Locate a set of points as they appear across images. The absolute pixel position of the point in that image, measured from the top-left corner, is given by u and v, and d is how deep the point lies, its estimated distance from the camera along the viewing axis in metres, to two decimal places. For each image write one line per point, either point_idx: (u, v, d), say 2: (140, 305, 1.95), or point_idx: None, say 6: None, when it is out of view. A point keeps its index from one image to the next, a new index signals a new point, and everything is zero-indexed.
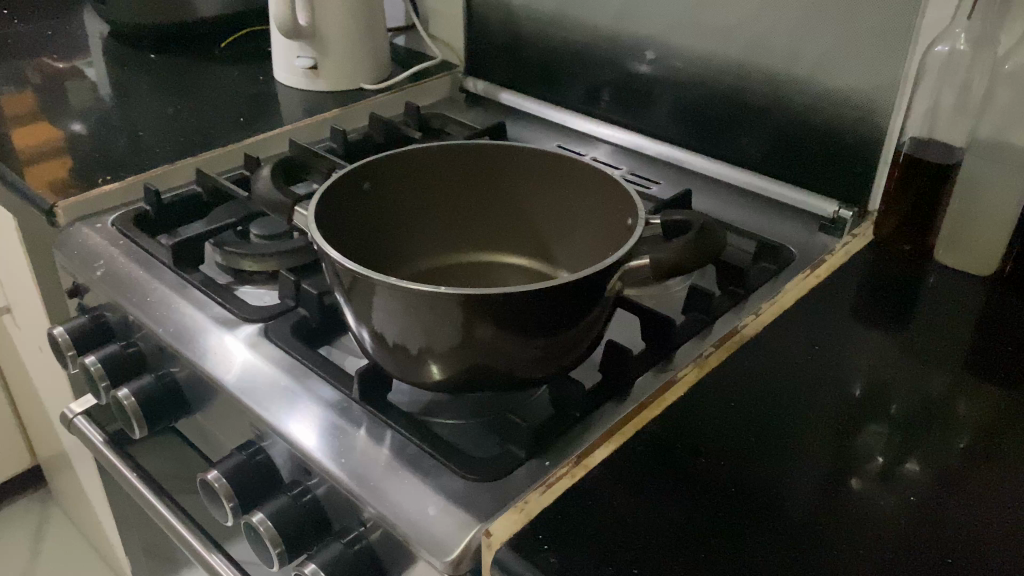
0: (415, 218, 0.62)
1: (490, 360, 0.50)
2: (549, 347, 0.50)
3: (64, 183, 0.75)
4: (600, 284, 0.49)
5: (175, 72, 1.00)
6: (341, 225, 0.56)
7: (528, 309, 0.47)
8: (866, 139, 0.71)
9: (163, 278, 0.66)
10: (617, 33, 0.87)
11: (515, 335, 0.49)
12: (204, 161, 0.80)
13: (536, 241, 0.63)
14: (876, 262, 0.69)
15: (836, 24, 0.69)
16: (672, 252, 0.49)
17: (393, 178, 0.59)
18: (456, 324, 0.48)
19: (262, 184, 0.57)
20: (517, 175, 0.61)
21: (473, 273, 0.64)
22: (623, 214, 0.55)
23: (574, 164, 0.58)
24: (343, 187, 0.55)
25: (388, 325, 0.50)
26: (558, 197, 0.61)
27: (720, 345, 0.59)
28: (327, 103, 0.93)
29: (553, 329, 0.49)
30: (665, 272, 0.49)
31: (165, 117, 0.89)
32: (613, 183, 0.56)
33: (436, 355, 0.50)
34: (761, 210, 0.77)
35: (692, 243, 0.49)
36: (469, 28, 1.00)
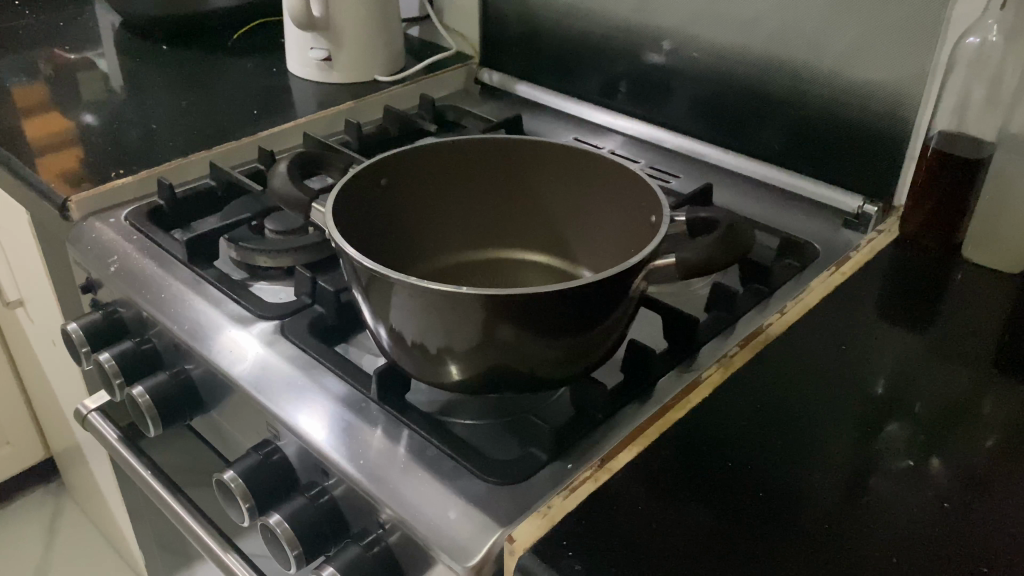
0: (431, 215, 0.61)
1: (512, 361, 0.49)
2: (571, 348, 0.49)
3: (76, 177, 0.74)
4: (625, 283, 0.47)
5: (187, 64, 0.99)
6: (358, 223, 0.55)
7: (552, 309, 0.46)
8: (893, 133, 0.70)
9: (178, 275, 0.65)
10: (635, 24, 0.85)
11: (537, 334, 0.48)
12: (217, 155, 0.79)
13: (558, 239, 0.62)
14: (902, 258, 0.67)
15: (862, 15, 0.68)
16: (698, 252, 0.47)
17: (411, 174, 0.58)
18: (476, 324, 0.47)
19: (279, 180, 0.55)
20: (539, 171, 0.60)
21: (493, 272, 0.63)
22: (645, 210, 0.54)
23: (598, 159, 0.57)
24: (360, 184, 0.54)
25: (407, 324, 0.49)
26: (578, 192, 0.59)
27: (745, 345, 0.58)
28: (341, 95, 0.91)
29: (576, 329, 0.48)
30: (691, 271, 0.47)
31: (178, 110, 0.88)
32: (636, 178, 0.54)
33: (456, 354, 0.49)
34: (784, 205, 0.76)
35: (719, 241, 0.48)
36: (484, 18, 0.99)
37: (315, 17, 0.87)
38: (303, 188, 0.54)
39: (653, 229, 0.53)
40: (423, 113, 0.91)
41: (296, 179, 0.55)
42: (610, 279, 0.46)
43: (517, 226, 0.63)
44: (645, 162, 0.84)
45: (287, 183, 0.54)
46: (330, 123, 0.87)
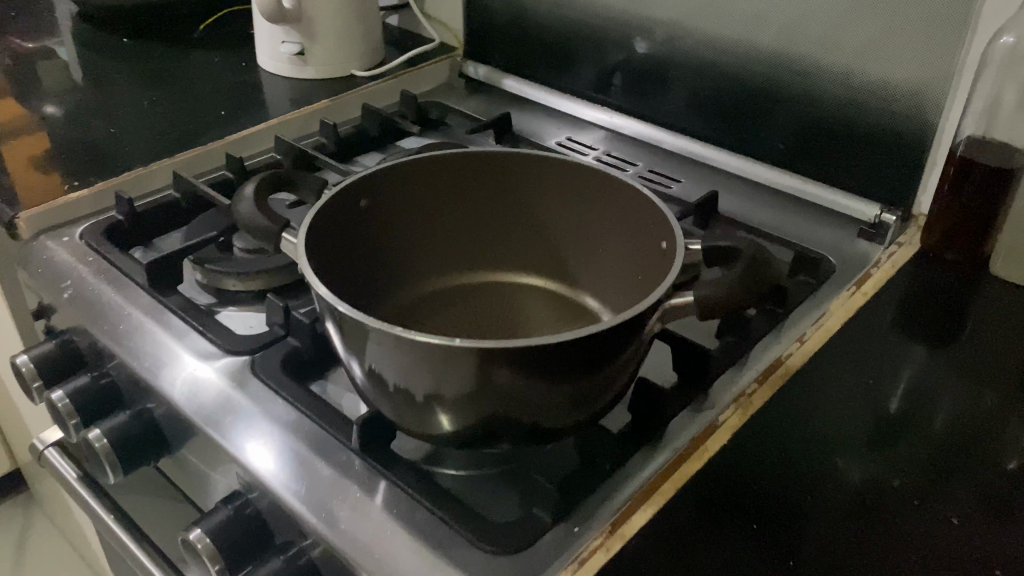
0: (415, 238, 0.55)
1: (510, 409, 0.44)
2: (576, 396, 0.44)
3: (56, 181, 0.69)
4: (639, 325, 0.42)
5: (150, 57, 0.92)
6: (334, 251, 0.50)
7: (555, 358, 0.41)
8: (913, 136, 0.65)
9: (139, 302, 0.59)
10: (633, 16, 0.79)
11: (539, 380, 0.42)
12: (181, 162, 0.73)
13: (557, 261, 0.57)
14: (923, 278, 0.64)
15: (883, 8, 0.62)
16: (719, 288, 0.42)
17: (394, 193, 0.52)
18: (471, 372, 0.42)
19: (245, 209, 0.48)
20: (536, 188, 0.54)
21: (486, 298, 0.57)
22: (655, 235, 0.49)
23: (602, 177, 0.51)
24: (337, 208, 0.49)
25: (392, 371, 0.44)
26: (576, 211, 0.54)
27: (764, 380, 0.53)
28: (316, 93, 0.85)
29: (582, 377, 0.43)
30: (711, 311, 0.42)
31: (140, 110, 0.81)
32: (645, 200, 0.49)
33: (448, 404, 0.44)
34: (795, 212, 0.70)
35: (742, 277, 0.43)
36: (470, 7, 0.92)
37: (286, 8, 0.80)
38: (273, 215, 0.48)
39: (664, 257, 0.48)
40: (405, 110, 0.84)
41: (265, 205, 0.49)
42: (620, 324, 0.41)
43: (511, 246, 0.57)
44: (643, 165, 0.78)
45: (255, 210, 0.48)
46: (304, 123, 0.81)
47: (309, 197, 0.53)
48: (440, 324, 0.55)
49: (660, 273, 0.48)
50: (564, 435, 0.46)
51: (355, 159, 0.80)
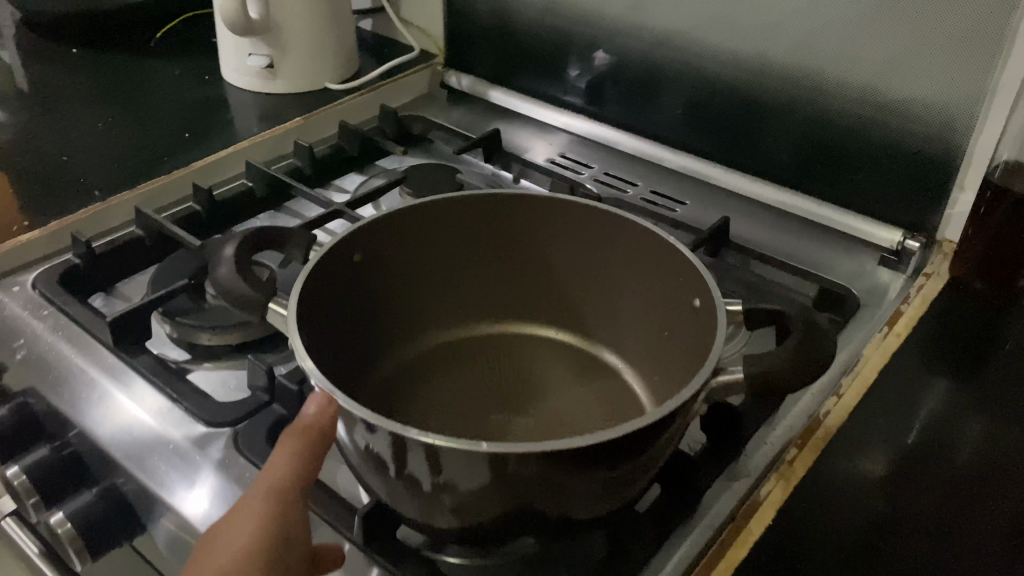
0: (418, 286, 0.51)
1: (535, 505, 0.38)
2: (607, 489, 0.38)
3: (5, 193, 0.66)
4: (682, 411, 0.37)
5: (103, 71, 0.85)
6: (323, 316, 0.44)
7: (590, 457, 0.36)
8: (938, 159, 0.60)
9: (102, 365, 0.54)
10: (628, 25, 0.74)
11: (570, 472, 0.36)
12: (144, 195, 0.66)
13: (572, 311, 0.52)
14: (952, 315, 0.60)
15: (907, 22, 0.57)
16: (771, 362, 0.37)
17: (394, 241, 0.47)
18: (491, 472, 0.36)
19: (224, 274, 0.42)
20: (552, 233, 0.49)
21: (496, 349, 0.53)
22: (686, 292, 0.44)
23: (625, 226, 0.46)
24: (325, 269, 0.43)
25: (397, 467, 0.38)
26: (590, 257, 0.49)
27: (803, 446, 0.48)
28: (288, 111, 0.79)
29: (616, 471, 0.38)
30: (760, 390, 0.37)
31: (94, 133, 0.74)
32: (673, 252, 0.44)
33: (462, 501, 0.38)
34: (810, 238, 0.66)
35: (796, 352, 0.38)
36: (450, 12, 0.86)
37: (252, 19, 0.74)
38: (256, 282, 0.42)
39: (696, 316, 0.43)
40: (384, 126, 0.78)
41: (247, 268, 0.43)
42: (664, 417, 0.36)
43: (524, 292, 0.53)
44: (644, 185, 0.73)
45: (235, 275, 0.42)
46: (274, 145, 0.75)
47: (297, 253, 0.47)
48: (444, 384, 0.50)
49: (691, 335, 0.44)
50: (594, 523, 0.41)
51: (333, 183, 0.74)
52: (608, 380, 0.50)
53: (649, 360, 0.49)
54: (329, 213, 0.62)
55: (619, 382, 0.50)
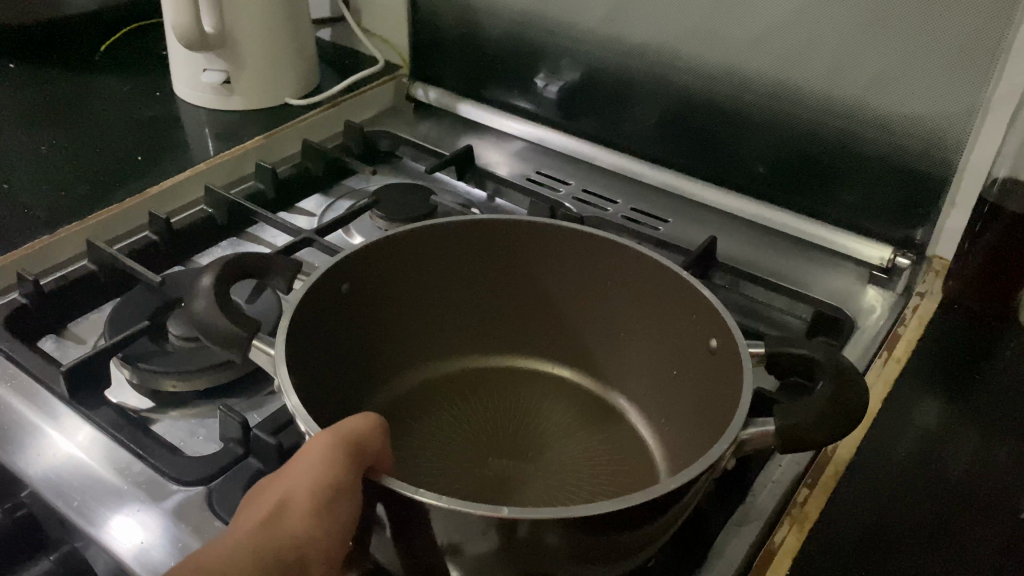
0: (411, 317, 0.49)
1: (546, 566, 0.35)
2: (628, 549, 0.35)
3: None
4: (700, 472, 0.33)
5: (43, 89, 0.80)
6: (303, 362, 0.41)
7: (613, 523, 0.32)
8: (929, 177, 0.59)
9: (55, 415, 0.49)
10: (603, 38, 0.71)
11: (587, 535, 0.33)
12: (96, 225, 0.62)
13: (577, 348, 0.51)
14: (946, 341, 0.59)
15: (898, 38, 0.55)
16: (804, 418, 0.35)
17: (384, 271, 0.46)
18: (501, 538, 0.33)
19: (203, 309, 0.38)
20: (553, 265, 0.48)
21: (496, 384, 0.52)
22: (702, 327, 0.42)
23: (631, 261, 0.45)
24: (305, 311, 0.40)
25: (398, 532, 0.34)
26: (595, 292, 0.48)
27: (817, 486, 0.46)
28: (247, 130, 0.74)
29: (638, 534, 0.35)
30: (791, 445, 0.35)
31: (37, 158, 0.69)
32: (688, 289, 0.43)
33: (469, 568, 0.35)
34: (797, 257, 0.64)
35: (828, 403, 0.35)
36: (415, 22, 0.82)
37: (207, 33, 0.69)
38: (235, 316, 0.38)
39: (715, 357, 0.41)
40: (349, 143, 0.75)
41: (227, 301, 0.39)
42: (689, 479, 0.33)
43: (526, 326, 0.52)
44: (624, 203, 0.71)
45: (214, 312, 0.38)
46: (235, 165, 0.71)
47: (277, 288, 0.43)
48: (436, 419, 0.49)
49: (709, 374, 0.42)
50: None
51: (297, 206, 0.70)
52: (609, 424, 0.49)
53: (655, 400, 0.48)
54: (298, 242, 0.59)
55: (625, 424, 0.49)
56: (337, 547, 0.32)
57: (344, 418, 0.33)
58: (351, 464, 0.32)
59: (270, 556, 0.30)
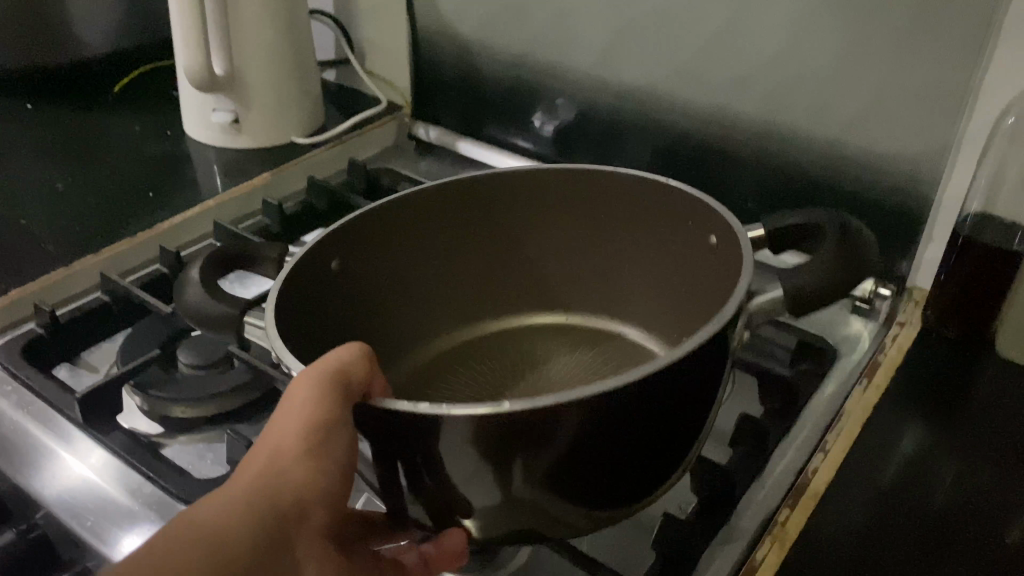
0: (405, 283, 0.55)
1: (557, 484, 0.36)
2: (631, 466, 0.36)
3: None
4: (690, 377, 0.35)
5: (59, 128, 0.83)
6: (309, 324, 0.45)
7: (618, 441, 0.35)
8: (907, 211, 0.61)
9: (69, 440, 0.51)
10: (595, 80, 0.73)
11: (596, 462, 0.35)
12: (109, 259, 0.65)
13: (551, 294, 0.59)
14: (928, 365, 0.60)
15: (872, 80, 0.59)
16: (816, 275, 0.41)
17: (380, 237, 0.52)
18: (481, 447, 0.34)
19: (190, 295, 0.45)
20: (530, 215, 0.56)
21: (488, 346, 0.59)
22: (693, 226, 0.49)
23: (611, 183, 0.53)
24: (308, 265, 0.45)
25: (397, 457, 0.35)
26: (569, 234, 0.56)
27: (796, 504, 0.48)
28: (254, 167, 0.77)
29: (634, 451, 0.36)
30: (807, 301, 0.41)
31: (53, 194, 0.72)
32: (667, 196, 0.50)
33: (483, 517, 0.37)
34: (786, 291, 0.67)
35: (835, 259, 0.42)
36: (416, 64, 0.85)
37: (217, 75, 0.73)
38: (228, 299, 0.44)
39: (715, 251, 0.48)
40: (352, 180, 0.78)
41: (213, 287, 0.45)
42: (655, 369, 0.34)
43: (505, 284, 0.59)
44: None
45: (200, 295, 0.44)
46: (245, 201, 0.74)
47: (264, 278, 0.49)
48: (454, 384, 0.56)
49: (708, 265, 0.49)
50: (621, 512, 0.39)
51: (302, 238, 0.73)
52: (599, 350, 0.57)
53: (650, 311, 0.56)
54: None
55: (624, 342, 0.58)
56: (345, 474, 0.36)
57: (327, 352, 0.35)
58: (337, 396, 0.34)
59: (267, 500, 0.34)
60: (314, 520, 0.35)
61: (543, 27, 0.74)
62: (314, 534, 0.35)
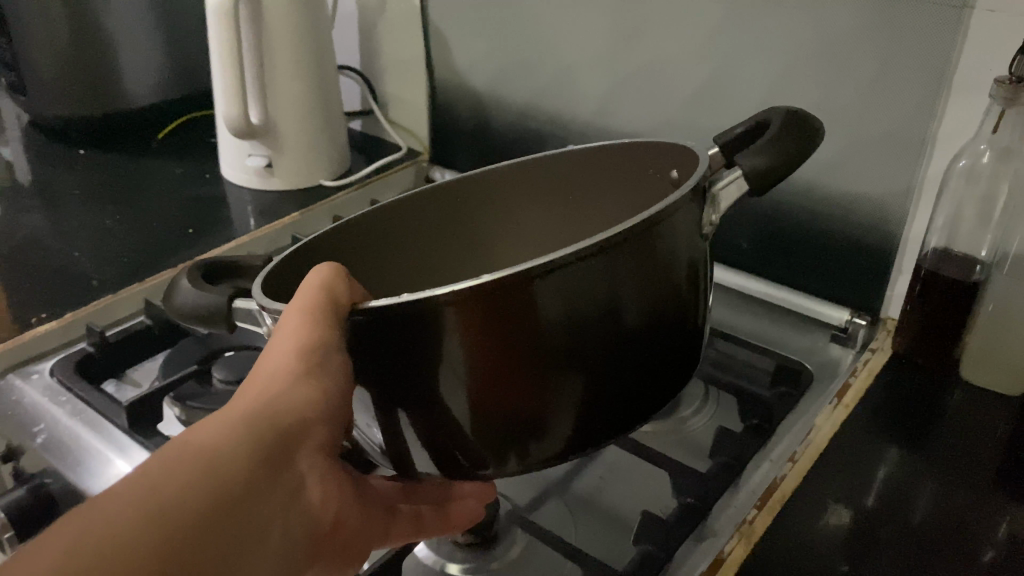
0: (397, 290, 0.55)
1: (546, 377, 0.39)
2: (610, 358, 0.40)
3: (21, 286, 0.71)
4: (656, 280, 0.40)
5: (108, 171, 0.91)
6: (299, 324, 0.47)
7: (614, 338, 0.39)
8: (880, 247, 0.67)
9: (116, 444, 0.58)
10: (595, 128, 0.80)
11: (605, 371, 0.40)
12: (152, 287, 0.72)
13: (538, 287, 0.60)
14: (898, 384, 0.64)
15: (843, 129, 0.65)
16: (765, 155, 0.43)
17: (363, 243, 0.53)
18: (492, 373, 0.38)
19: (183, 296, 0.43)
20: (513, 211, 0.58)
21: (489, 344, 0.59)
22: (655, 168, 0.53)
23: (582, 160, 0.56)
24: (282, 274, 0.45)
25: (402, 399, 0.40)
26: (546, 217, 0.58)
27: (763, 505, 0.52)
28: (284, 207, 0.85)
29: (634, 355, 0.41)
30: (763, 179, 0.43)
31: (102, 230, 0.80)
32: (625, 152, 0.54)
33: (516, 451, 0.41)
34: (778, 324, 0.72)
35: (781, 133, 0.44)
36: (435, 113, 0.93)
37: (253, 123, 0.80)
38: (216, 291, 0.43)
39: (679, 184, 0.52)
40: None
41: (203, 285, 0.44)
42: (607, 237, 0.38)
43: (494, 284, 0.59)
44: None
45: (191, 291, 0.43)
46: (274, 237, 0.81)
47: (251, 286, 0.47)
48: None
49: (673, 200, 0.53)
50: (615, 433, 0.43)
51: None
52: None
53: None
54: None
55: None
56: (342, 387, 0.39)
57: (307, 276, 0.40)
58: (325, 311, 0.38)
59: (275, 416, 0.37)
60: (315, 439, 0.38)
61: (550, 82, 0.81)
62: (315, 449, 0.38)
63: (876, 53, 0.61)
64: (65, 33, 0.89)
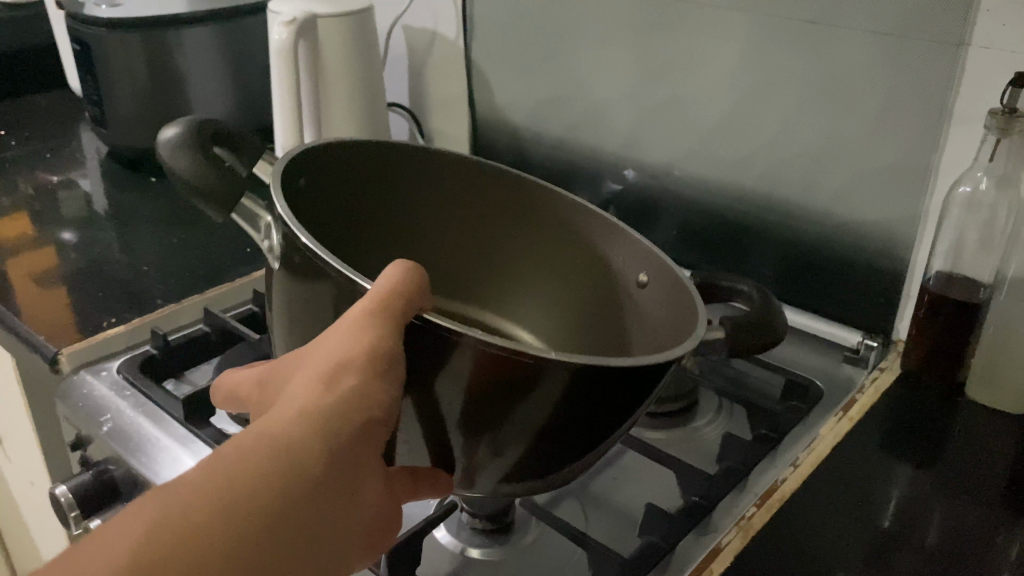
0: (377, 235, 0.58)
1: (520, 413, 0.40)
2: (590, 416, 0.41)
3: (93, 295, 0.78)
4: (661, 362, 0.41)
5: (176, 197, 1.00)
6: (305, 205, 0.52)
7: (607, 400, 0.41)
8: (890, 271, 0.70)
9: (172, 432, 0.63)
10: (623, 159, 0.85)
11: (583, 425, 0.41)
12: (210, 298, 0.79)
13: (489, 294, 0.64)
14: (907, 401, 0.67)
15: (852, 161, 0.69)
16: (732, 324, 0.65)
17: (383, 171, 0.57)
18: (490, 394, 0.40)
19: (166, 152, 0.55)
20: (511, 226, 0.61)
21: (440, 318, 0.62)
22: (632, 266, 0.55)
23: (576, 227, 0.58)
24: (303, 166, 0.50)
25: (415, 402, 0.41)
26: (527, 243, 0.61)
27: (762, 504, 0.56)
28: None
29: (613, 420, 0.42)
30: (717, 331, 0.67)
31: (168, 248, 0.88)
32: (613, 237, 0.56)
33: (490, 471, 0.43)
34: (797, 346, 0.76)
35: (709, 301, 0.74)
36: (476, 146, 0.99)
37: None
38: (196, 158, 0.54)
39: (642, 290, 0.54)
40: None
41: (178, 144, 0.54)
42: None
43: (500, 280, 0.63)
44: None
45: (171, 151, 0.55)
46: None
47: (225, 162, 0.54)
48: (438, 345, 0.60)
49: (628, 303, 0.55)
50: (547, 485, 0.45)
51: None
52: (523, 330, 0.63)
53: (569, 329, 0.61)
54: None
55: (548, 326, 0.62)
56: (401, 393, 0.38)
57: (386, 272, 0.39)
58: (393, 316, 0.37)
59: (342, 419, 0.35)
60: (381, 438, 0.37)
61: (583, 117, 0.87)
62: (378, 450, 0.37)
63: (882, 88, 0.65)
64: (143, 71, 0.98)
